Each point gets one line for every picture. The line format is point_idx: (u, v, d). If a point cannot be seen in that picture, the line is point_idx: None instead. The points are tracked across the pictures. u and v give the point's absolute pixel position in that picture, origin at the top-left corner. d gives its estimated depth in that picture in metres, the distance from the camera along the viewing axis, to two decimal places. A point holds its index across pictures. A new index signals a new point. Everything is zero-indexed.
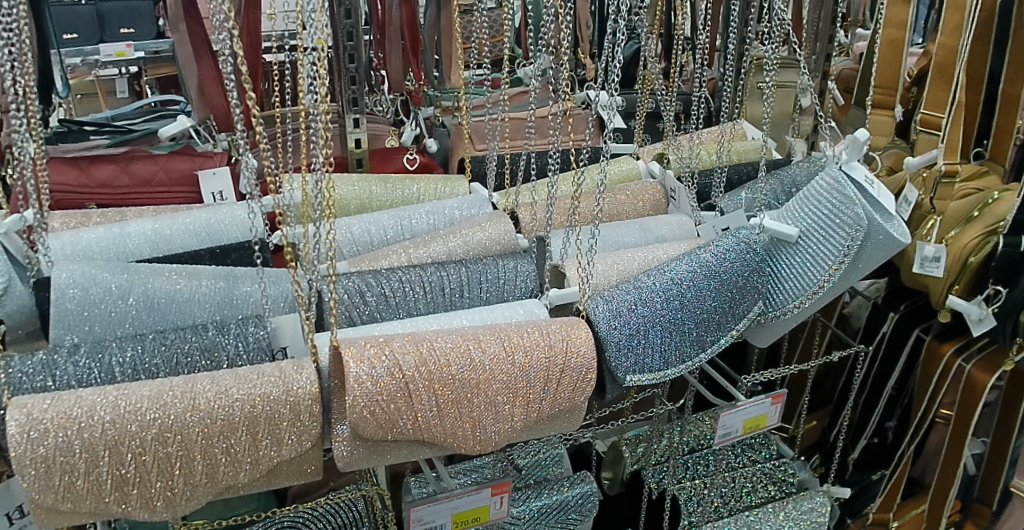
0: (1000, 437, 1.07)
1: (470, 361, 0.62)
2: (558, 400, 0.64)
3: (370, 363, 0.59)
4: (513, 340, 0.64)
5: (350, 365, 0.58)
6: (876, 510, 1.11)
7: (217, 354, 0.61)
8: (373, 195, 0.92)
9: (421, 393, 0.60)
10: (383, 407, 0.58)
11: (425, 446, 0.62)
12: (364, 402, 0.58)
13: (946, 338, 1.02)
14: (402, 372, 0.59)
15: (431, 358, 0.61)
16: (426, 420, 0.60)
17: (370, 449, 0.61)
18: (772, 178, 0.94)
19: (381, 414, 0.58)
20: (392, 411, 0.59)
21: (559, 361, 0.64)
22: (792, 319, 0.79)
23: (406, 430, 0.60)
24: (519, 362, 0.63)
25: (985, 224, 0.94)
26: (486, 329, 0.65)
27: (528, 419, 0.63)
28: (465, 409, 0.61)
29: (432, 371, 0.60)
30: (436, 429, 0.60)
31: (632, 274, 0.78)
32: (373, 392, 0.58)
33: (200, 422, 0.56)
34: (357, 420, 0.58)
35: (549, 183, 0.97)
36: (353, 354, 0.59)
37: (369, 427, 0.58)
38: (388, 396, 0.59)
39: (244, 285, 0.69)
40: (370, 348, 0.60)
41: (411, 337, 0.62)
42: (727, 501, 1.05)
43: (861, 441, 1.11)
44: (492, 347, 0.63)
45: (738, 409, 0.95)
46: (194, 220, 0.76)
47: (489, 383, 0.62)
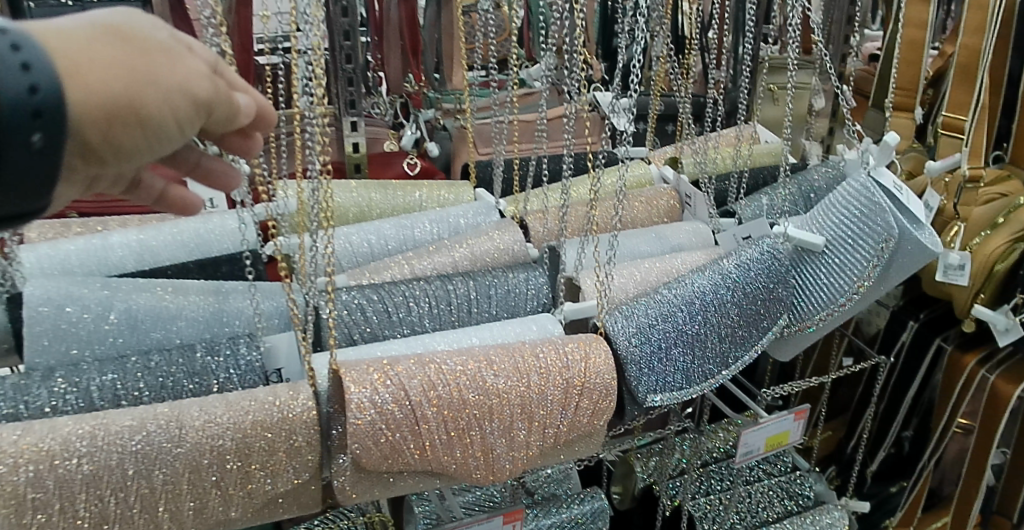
0: (1022, 449, 1.04)
1: (481, 385, 0.57)
2: (575, 426, 0.60)
3: (373, 389, 0.54)
4: (528, 361, 0.59)
5: (351, 391, 0.53)
6: (896, 525, 1.06)
7: (207, 377, 0.56)
8: (373, 203, 0.87)
9: (427, 421, 0.55)
10: (387, 436, 0.54)
11: (434, 476, 0.58)
12: (366, 431, 0.53)
13: (969, 347, 1.00)
14: (408, 397, 0.54)
15: (440, 381, 0.56)
16: (435, 449, 0.55)
17: (375, 481, 0.57)
18: (791, 184, 0.90)
19: (385, 443, 0.54)
20: (397, 441, 0.54)
21: (576, 383, 0.60)
22: (817, 332, 0.75)
23: (413, 460, 0.55)
24: (534, 385, 0.58)
25: (1011, 230, 0.89)
26: (499, 348, 0.60)
27: (543, 446, 0.59)
28: (477, 438, 0.56)
29: (441, 396, 0.56)
30: (445, 458, 0.56)
31: (650, 286, 0.74)
32: (377, 419, 0.53)
33: (187, 454, 0.51)
34: (360, 450, 0.53)
35: (557, 189, 0.92)
36: (354, 379, 0.54)
37: (373, 458, 0.54)
38: (394, 424, 0.54)
39: (235, 300, 0.64)
40: (374, 372, 0.55)
41: (418, 357, 0.58)
42: (743, 517, 0.99)
43: (879, 453, 1.06)
44: (506, 370, 0.58)
45: (760, 427, 0.90)
46: (182, 230, 0.71)
47: (502, 408, 0.57)
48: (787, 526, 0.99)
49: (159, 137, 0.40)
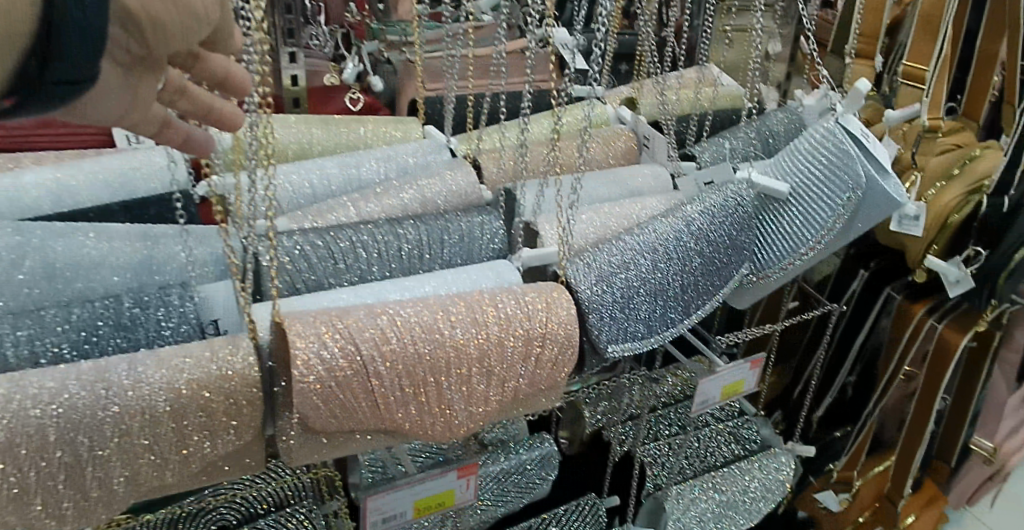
0: (962, 396, 1.06)
1: (437, 338, 0.53)
2: (535, 380, 0.58)
3: (321, 344, 0.50)
4: (486, 312, 0.56)
5: (298, 347, 0.49)
6: (839, 469, 1.11)
7: (136, 331, 0.52)
8: (314, 139, 0.81)
9: (379, 378, 0.51)
10: (339, 396, 0.50)
11: (386, 433, 0.55)
12: (313, 389, 0.49)
13: (917, 297, 1.01)
14: (358, 351, 0.51)
15: (391, 335, 0.52)
16: (389, 404, 0.52)
17: (325, 442, 0.54)
18: (751, 128, 0.88)
19: (335, 402, 0.50)
20: (350, 401, 0.51)
21: (535, 336, 0.57)
22: (777, 280, 0.75)
23: (362, 415, 0.52)
24: (492, 337, 0.55)
25: (967, 182, 0.91)
26: (454, 299, 0.56)
27: (502, 400, 0.56)
28: (434, 394, 0.53)
29: (392, 350, 0.52)
30: (399, 414, 0.53)
31: (611, 233, 0.71)
32: (326, 376, 0.50)
33: (115, 418, 0.47)
34: (309, 409, 0.50)
35: (511, 127, 0.88)
36: (299, 334, 0.50)
37: (322, 419, 0.51)
38: (342, 382, 0.50)
39: (166, 246, 0.58)
40: (320, 325, 0.51)
41: (368, 309, 0.54)
42: (690, 462, 1.00)
43: (825, 400, 1.10)
44: (464, 322, 0.55)
45: (717, 376, 0.91)
46: (104, 167, 0.65)
47: (458, 362, 0.54)
48: (734, 470, 1.00)
49: (190, 22, 0.39)
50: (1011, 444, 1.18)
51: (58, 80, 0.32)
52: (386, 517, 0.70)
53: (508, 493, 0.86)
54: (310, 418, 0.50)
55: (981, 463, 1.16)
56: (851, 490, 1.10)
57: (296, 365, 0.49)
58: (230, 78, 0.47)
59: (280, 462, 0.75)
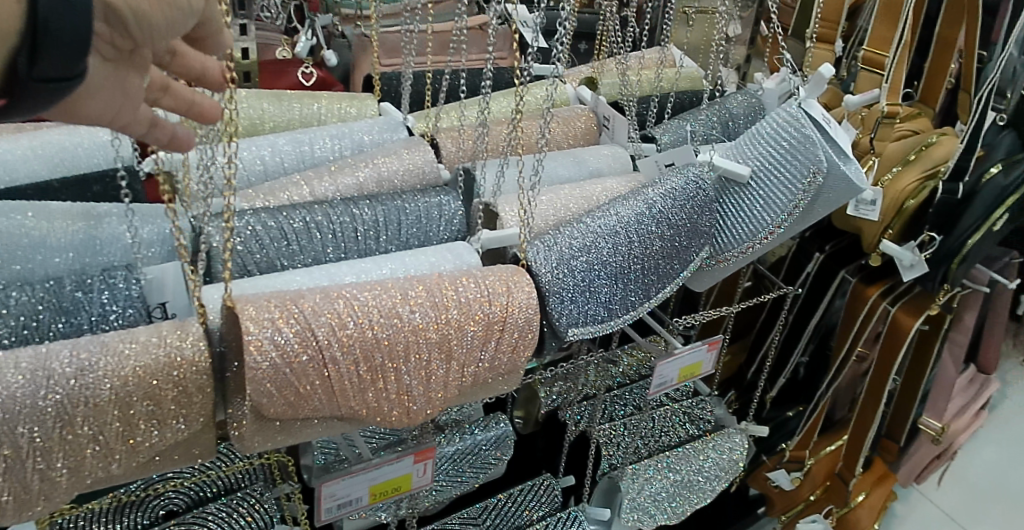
0: (912, 377, 1.09)
1: (395, 322, 0.52)
2: (494, 364, 0.57)
3: (275, 329, 0.48)
4: (445, 297, 0.55)
5: (252, 331, 0.48)
6: (791, 448, 1.11)
7: (78, 315, 0.49)
8: (265, 114, 0.78)
9: (336, 363, 0.50)
10: (293, 383, 0.49)
11: (342, 421, 0.54)
12: (266, 376, 0.48)
13: (871, 280, 1.02)
14: (314, 335, 0.49)
15: (347, 319, 0.51)
16: (345, 390, 0.51)
17: (280, 427, 0.52)
18: (712, 109, 0.88)
19: (289, 388, 0.49)
20: (305, 388, 0.49)
21: (496, 319, 0.56)
22: (737, 263, 0.75)
23: (315, 401, 0.50)
24: (452, 322, 0.54)
25: (924, 166, 0.92)
26: (412, 281, 0.55)
27: (461, 385, 0.55)
28: (392, 380, 0.52)
29: (349, 335, 0.50)
30: (354, 400, 0.51)
31: (572, 215, 0.70)
32: (281, 362, 0.48)
33: (56, 408, 0.44)
34: (261, 395, 0.48)
35: (470, 106, 0.86)
36: (252, 318, 0.48)
37: (276, 406, 0.49)
38: (296, 367, 0.49)
39: (110, 225, 0.56)
40: (274, 309, 0.49)
41: (323, 291, 0.52)
42: (645, 442, 0.99)
43: (779, 380, 1.10)
44: (424, 306, 0.53)
45: (675, 358, 0.91)
46: (43, 142, 0.61)
47: (416, 346, 0.53)
48: (689, 451, 1.01)
49: (175, 9, 0.37)
50: (957, 425, 1.22)
51: (46, 76, 0.32)
52: (341, 503, 0.68)
53: (465, 476, 0.85)
54: (263, 405, 0.49)
55: (929, 443, 1.19)
56: (803, 469, 1.11)
57: (249, 351, 0.47)
58: (207, 75, 0.44)
59: (231, 446, 0.74)
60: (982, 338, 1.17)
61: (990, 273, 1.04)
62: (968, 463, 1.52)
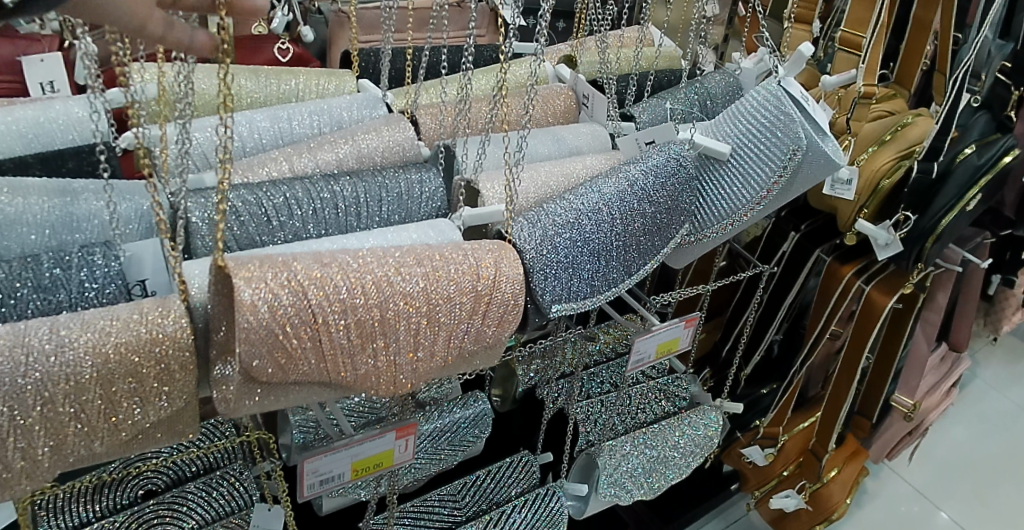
0: (885, 354, 1.11)
1: (388, 291, 0.52)
2: (480, 338, 0.57)
3: (267, 292, 0.48)
4: (438, 268, 0.55)
5: (244, 293, 0.47)
6: (766, 424, 1.14)
7: (57, 292, 0.49)
8: (242, 90, 0.77)
9: (325, 331, 0.50)
10: (282, 344, 0.49)
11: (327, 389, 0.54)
12: (255, 337, 0.48)
13: (847, 259, 1.04)
14: (306, 295, 0.49)
15: (340, 285, 0.51)
16: (333, 358, 0.51)
17: (265, 390, 0.52)
18: (691, 87, 0.88)
19: (275, 354, 0.49)
20: (294, 349, 0.49)
21: (483, 290, 0.56)
22: (716, 240, 0.75)
23: (297, 372, 0.50)
24: (440, 294, 0.54)
25: (897, 148, 0.95)
26: (403, 250, 0.55)
27: (444, 359, 0.56)
28: (381, 348, 0.53)
29: (340, 300, 0.50)
30: (340, 369, 0.52)
31: (553, 192, 0.70)
32: (270, 326, 0.48)
33: (37, 385, 0.44)
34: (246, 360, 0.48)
35: (449, 82, 0.86)
36: (244, 277, 0.48)
37: (266, 368, 0.49)
38: (284, 329, 0.49)
39: (87, 201, 0.55)
40: (266, 271, 0.49)
41: (317, 256, 0.52)
42: (622, 419, 1.00)
43: (755, 358, 1.12)
44: (418, 276, 0.54)
45: (653, 334, 0.92)
46: (17, 117, 0.60)
47: (403, 318, 0.53)
48: (666, 427, 1.02)
49: None
50: (928, 401, 1.24)
51: None
52: (323, 479, 0.69)
53: (444, 452, 0.86)
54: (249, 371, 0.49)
55: (901, 419, 1.21)
56: (776, 445, 1.14)
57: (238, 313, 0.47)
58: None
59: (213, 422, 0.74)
60: (953, 316, 1.19)
61: (963, 252, 1.06)
62: (937, 439, 1.55)
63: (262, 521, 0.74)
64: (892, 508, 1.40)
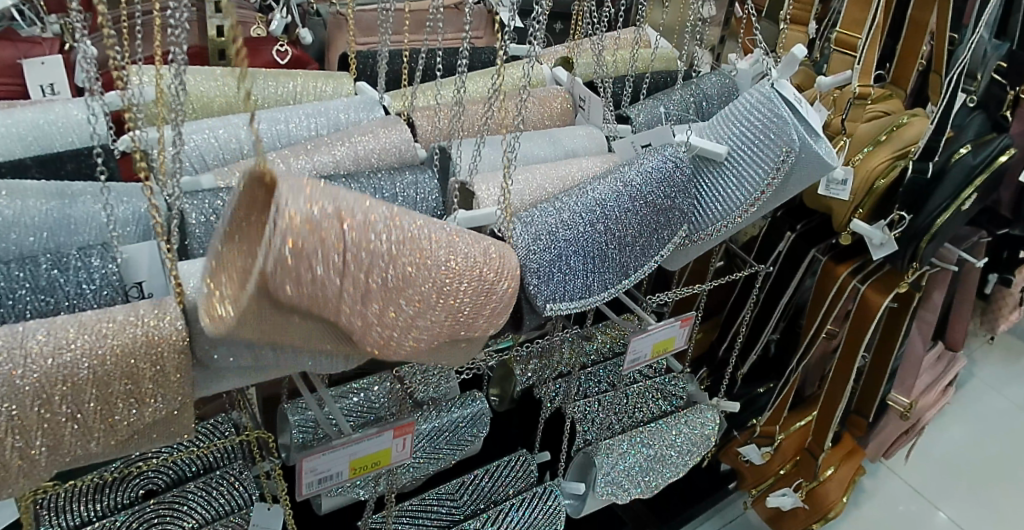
0: (881, 353, 1.11)
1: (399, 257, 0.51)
2: (467, 315, 0.56)
3: (313, 209, 0.47)
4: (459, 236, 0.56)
5: (290, 202, 0.46)
6: (762, 423, 1.15)
7: (55, 294, 0.50)
8: (241, 92, 0.77)
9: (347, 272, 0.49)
10: (308, 266, 0.47)
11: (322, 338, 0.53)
12: (294, 244, 0.46)
13: (842, 259, 1.04)
14: (341, 227, 0.48)
15: (372, 233, 0.50)
16: (347, 305, 0.49)
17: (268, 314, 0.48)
18: (686, 88, 0.88)
19: (303, 268, 0.46)
20: (317, 276, 0.47)
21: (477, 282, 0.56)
22: (713, 240, 0.76)
23: (304, 304, 0.48)
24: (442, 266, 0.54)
25: (893, 148, 0.95)
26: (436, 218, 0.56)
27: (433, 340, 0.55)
28: (393, 309, 0.51)
29: (366, 249, 0.49)
30: (345, 317, 0.50)
31: (549, 195, 0.71)
32: (308, 239, 0.46)
33: (34, 387, 0.45)
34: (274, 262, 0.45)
35: (446, 85, 0.86)
36: (289, 186, 0.47)
37: (284, 284, 0.46)
38: (317, 249, 0.47)
39: (86, 203, 0.56)
40: (312, 190, 0.48)
41: (356, 198, 0.51)
42: (619, 418, 1.01)
43: (751, 357, 1.12)
44: (444, 245, 0.54)
45: (649, 334, 0.92)
46: (17, 119, 0.61)
47: (424, 286, 0.53)
48: (662, 426, 1.03)
49: None
50: (924, 400, 1.25)
51: None
52: (321, 478, 0.69)
53: (442, 451, 0.86)
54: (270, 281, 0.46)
55: (897, 418, 1.22)
56: (773, 444, 1.14)
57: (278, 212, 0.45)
58: None
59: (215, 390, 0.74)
60: (950, 315, 1.19)
61: (959, 250, 1.06)
62: (935, 438, 1.56)
63: (262, 521, 0.74)
64: (890, 507, 1.41)
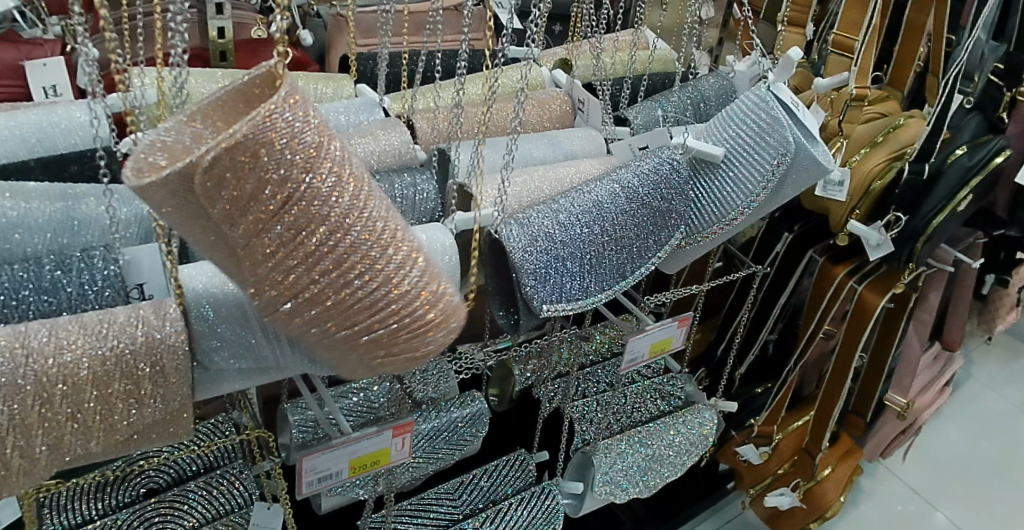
0: (878, 353, 1.12)
1: (336, 242, 0.50)
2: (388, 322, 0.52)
3: (278, 139, 0.48)
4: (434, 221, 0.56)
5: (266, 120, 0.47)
6: (760, 423, 1.15)
7: (57, 295, 0.50)
8: None
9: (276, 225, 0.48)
10: (241, 172, 0.47)
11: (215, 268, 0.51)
12: (235, 154, 0.46)
13: (840, 259, 1.05)
14: (298, 170, 0.48)
15: (324, 196, 0.49)
16: (252, 240, 0.49)
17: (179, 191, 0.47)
18: (684, 90, 0.89)
19: (242, 166, 0.47)
20: (245, 185, 0.47)
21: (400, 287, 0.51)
22: (710, 242, 0.76)
23: (212, 213, 0.48)
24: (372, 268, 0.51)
25: (889, 150, 0.96)
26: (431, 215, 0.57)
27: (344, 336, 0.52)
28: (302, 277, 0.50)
29: (302, 209, 0.49)
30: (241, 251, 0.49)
31: (547, 196, 0.71)
32: (249, 163, 0.47)
33: (35, 386, 0.45)
34: (205, 165, 0.46)
35: (445, 87, 0.87)
36: (286, 109, 0.48)
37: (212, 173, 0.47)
38: (263, 166, 0.47)
39: (87, 205, 0.56)
40: (301, 125, 0.49)
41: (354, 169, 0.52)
42: (617, 418, 1.01)
43: (749, 357, 1.13)
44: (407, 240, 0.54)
45: (646, 334, 0.93)
46: (20, 121, 0.61)
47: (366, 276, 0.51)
48: (660, 426, 1.03)
49: None
50: (922, 400, 1.25)
51: None
52: (321, 477, 0.70)
53: (440, 451, 0.87)
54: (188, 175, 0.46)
55: (894, 418, 1.23)
56: (770, 444, 1.15)
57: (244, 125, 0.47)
58: None
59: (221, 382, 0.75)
60: (947, 316, 1.20)
61: (954, 251, 1.08)
62: (932, 438, 1.56)
63: (262, 520, 0.75)
64: (888, 507, 1.41)
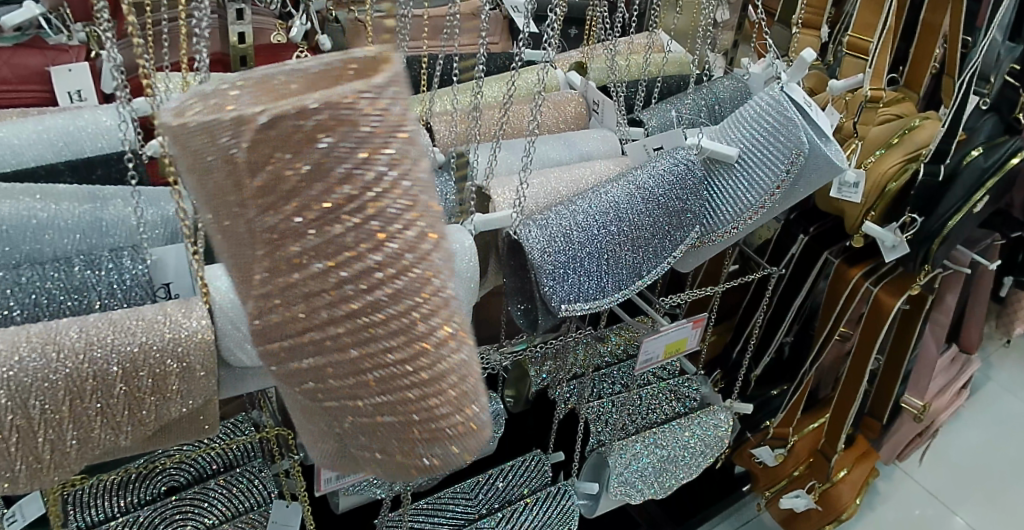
0: (895, 355, 1.12)
1: (364, 277, 0.42)
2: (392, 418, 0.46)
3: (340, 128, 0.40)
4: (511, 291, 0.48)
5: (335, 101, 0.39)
6: (776, 425, 1.15)
7: (86, 293, 0.52)
8: None
9: (293, 231, 0.41)
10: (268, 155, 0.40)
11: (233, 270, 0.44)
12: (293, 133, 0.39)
13: (855, 261, 1.05)
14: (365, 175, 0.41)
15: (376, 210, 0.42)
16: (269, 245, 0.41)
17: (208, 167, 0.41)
18: (699, 92, 0.89)
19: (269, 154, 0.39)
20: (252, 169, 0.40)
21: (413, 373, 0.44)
22: (726, 241, 0.77)
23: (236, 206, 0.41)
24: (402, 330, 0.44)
25: (906, 150, 0.96)
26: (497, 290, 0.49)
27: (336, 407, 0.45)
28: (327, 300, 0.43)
29: (346, 226, 0.41)
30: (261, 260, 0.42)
31: (563, 198, 0.72)
32: (293, 143, 0.39)
33: (67, 381, 0.47)
34: (257, 126, 0.39)
35: (462, 91, 0.88)
36: (376, 94, 0.40)
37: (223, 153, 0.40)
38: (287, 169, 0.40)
39: (115, 207, 0.58)
40: (386, 120, 0.41)
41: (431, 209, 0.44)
42: (633, 420, 1.02)
43: (764, 360, 1.13)
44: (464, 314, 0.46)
45: (661, 334, 0.93)
46: (49, 126, 0.62)
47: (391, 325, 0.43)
48: (675, 427, 1.04)
49: None
50: (938, 403, 1.25)
51: None
52: (340, 474, 0.71)
53: None
54: (216, 129, 0.39)
55: (910, 420, 1.22)
56: (786, 446, 1.15)
57: (318, 100, 0.39)
58: None
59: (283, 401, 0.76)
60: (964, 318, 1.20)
61: (972, 253, 1.07)
62: (950, 441, 1.55)
63: (280, 518, 0.77)
64: (905, 511, 1.40)
